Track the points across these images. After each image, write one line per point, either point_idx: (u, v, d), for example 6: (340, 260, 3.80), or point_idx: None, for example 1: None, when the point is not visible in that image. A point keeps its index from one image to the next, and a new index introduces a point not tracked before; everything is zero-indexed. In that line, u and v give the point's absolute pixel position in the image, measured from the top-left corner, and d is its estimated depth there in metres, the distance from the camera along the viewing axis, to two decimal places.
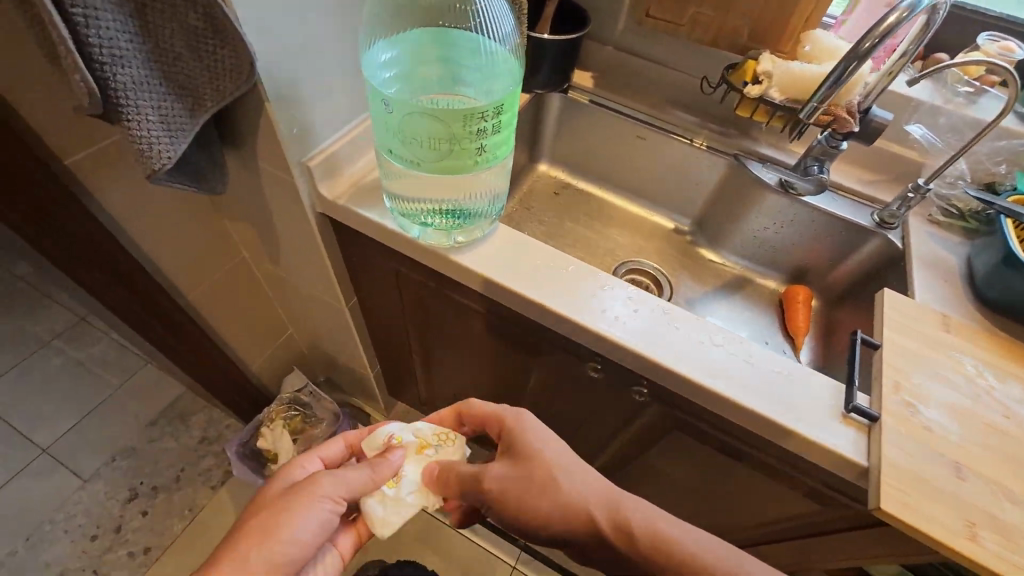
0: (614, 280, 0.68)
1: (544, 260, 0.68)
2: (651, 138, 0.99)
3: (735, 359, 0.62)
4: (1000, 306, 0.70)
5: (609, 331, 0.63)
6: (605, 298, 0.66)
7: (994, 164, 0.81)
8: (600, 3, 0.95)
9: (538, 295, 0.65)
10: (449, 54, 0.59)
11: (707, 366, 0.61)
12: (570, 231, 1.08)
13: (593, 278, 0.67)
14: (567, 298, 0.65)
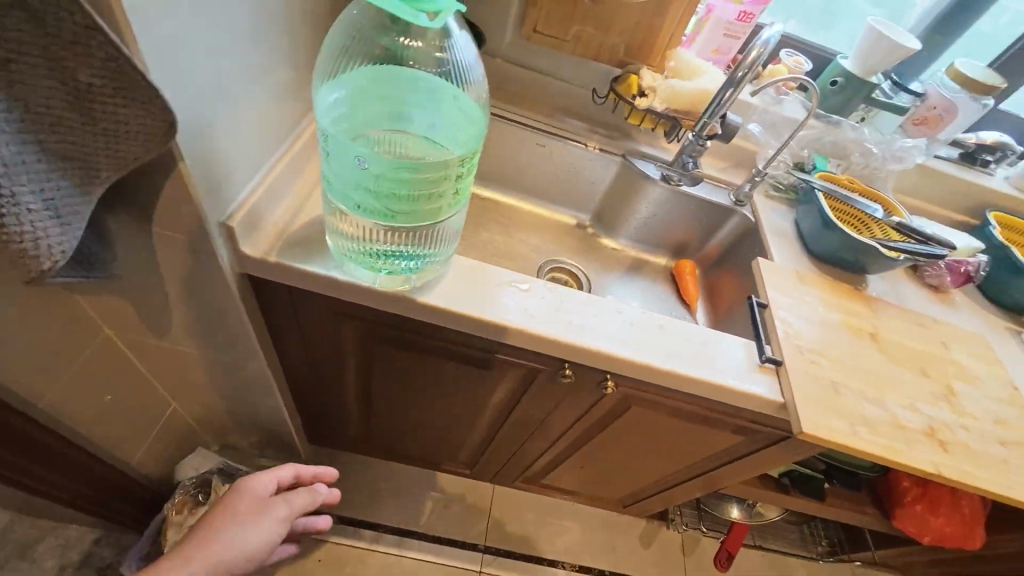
0: (563, 290, 0.73)
1: (502, 283, 0.69)
2: (548, 145, 1.07)
3: (675, 338, 0.72)
4: (825, 256, 0.96)
5: (574, 337, 0.67)
6: (562, 309, 0.70)
7: (803, 148, 1.06)
8: (485, 18, 0.97)
9: (502, 319, 0.66)
10: (394, 91, 0.56)
11: (656, 350, 0.70)
12: (486, 242, 1.10)
13: (548, 291, 0.71)
14: (528, 316, 0.68)
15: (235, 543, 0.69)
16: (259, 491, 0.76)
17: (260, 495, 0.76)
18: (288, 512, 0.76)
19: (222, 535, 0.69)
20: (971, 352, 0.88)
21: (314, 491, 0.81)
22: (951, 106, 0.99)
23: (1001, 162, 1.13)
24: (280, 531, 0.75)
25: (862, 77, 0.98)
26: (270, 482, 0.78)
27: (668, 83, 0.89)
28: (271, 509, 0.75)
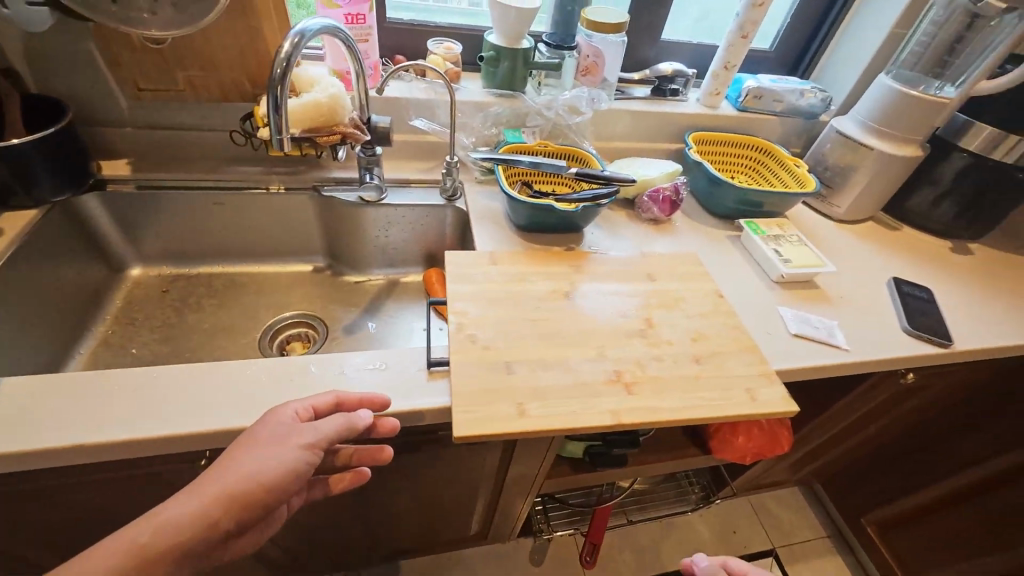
0: (165, 371, 0.63)
1: (71, 392, 0.59)
2: (228, 201, 0.97)
3: (308, 384, 0.64)
4: (529, 226, 0.93)
5: (154, 430, 0.57)
6: (151, 398, 0.60)
7: (489, 128, 1.05)
8: (82, 91, 0.85)
9: (49, 441, 0.54)
10: None
11: (273, 407, 0.61)
12: (194, 324, 0.95)
13: (140, 381, 0.61)
14: (93, 426, 0.57)
15: (248, 460, 0.51)
16: (287, 419, 0.56)
17: (271, 447, 0.52)
18: (315, 440, 0.55)
19: (169, 504, 0.48)
20: (678, 275, 0.87)
21: (348, 417, 0.57)
22: (598, 51, 1.00)
23: (687, 86, 1.19)
24: (309, 460, 0.54)
25: (508, 46, 0.98)
26: (295, 410, 0.57)
27: (280, 104, 0.79)
28: (295, 435, 0.54)
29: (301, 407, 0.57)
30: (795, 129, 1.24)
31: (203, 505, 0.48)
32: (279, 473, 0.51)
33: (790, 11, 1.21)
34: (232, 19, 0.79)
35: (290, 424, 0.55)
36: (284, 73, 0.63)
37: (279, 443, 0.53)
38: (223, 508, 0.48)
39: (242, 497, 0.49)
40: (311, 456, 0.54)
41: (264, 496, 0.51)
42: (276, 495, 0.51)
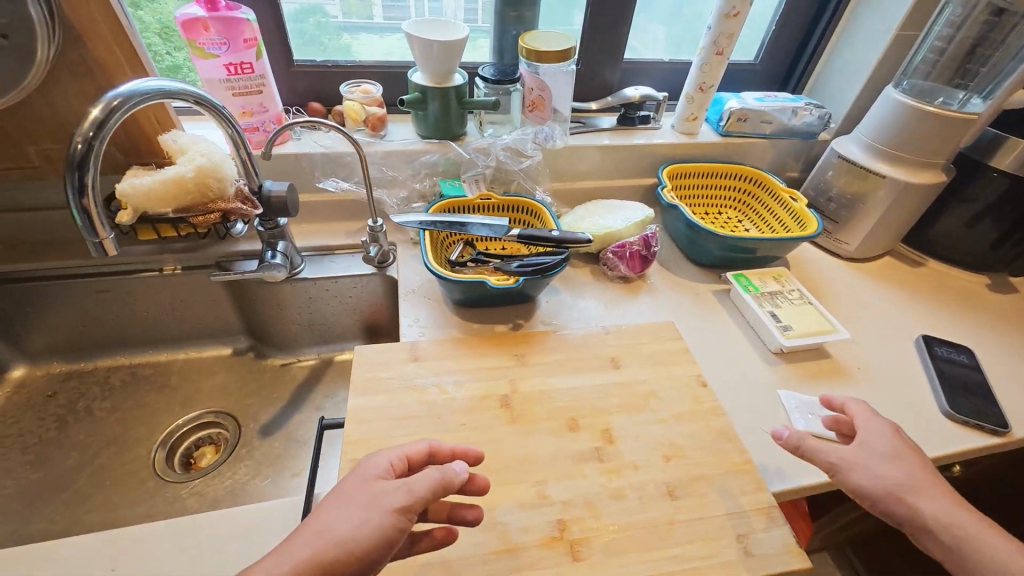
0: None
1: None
2: (114, 286, 0.82)
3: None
4: (468, 302, 0.76)
5: None
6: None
7: (422, 182, 0.89)
8: None
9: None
10: None
11: None
12: (79, 438, 0.80)
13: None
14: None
15: (338, 521, 0.40)
16: (374, 474, 0.44)
17: (359, 504, 0.41)
18: (410, 501, 0.42)
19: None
20: (651, 359, 0.69)
21: (443, 471, 0.44)
22: (542, 84, 0.84)
23: (659, 111, 1.02)
24: (403, 527, 0.41)
25: (436, 86, 0.83)
26: (387, 461, 0.46)
27: (131, 183, 0.63)
28: (385, 492, 0.42)
29: (389, 459, 0.46)
30: (791, 151, 1.06)
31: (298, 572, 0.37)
32: (370, 536, 0.39)
33: (775, 18, 1.04)
34: (79, 82, 0.65)
35: (376, 478, 0.44)
36: (89, 147, 0.48)
37: (370, 505, 0.41)
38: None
39: (330, 564, 0.38)
40: (405, 522, 0.41)
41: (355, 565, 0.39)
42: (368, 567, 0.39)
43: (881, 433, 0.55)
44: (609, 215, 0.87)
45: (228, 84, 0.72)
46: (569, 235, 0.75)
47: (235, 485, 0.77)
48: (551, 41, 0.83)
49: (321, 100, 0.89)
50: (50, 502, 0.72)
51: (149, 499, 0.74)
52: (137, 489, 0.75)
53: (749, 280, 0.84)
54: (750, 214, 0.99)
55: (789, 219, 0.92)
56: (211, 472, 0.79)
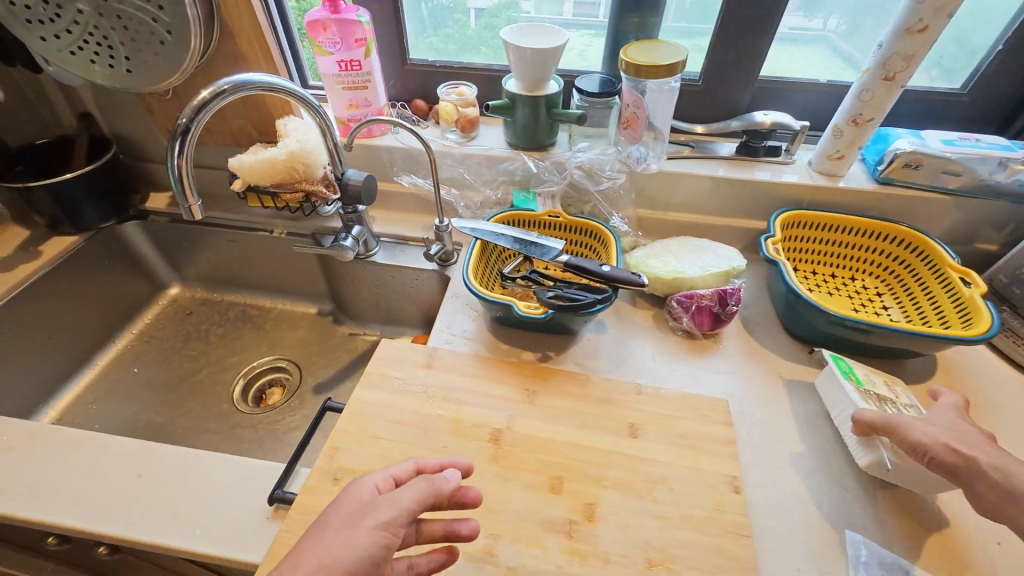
0: (50, 431, 0.62)
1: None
2: (239, 239, 0.99)
3: (148, 485, 0.56)
4: (503, 320, 0.74)
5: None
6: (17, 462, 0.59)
7: (497, 189, 0.88)
8: (137, 133, 0.94)
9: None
10: None
11: (99, 508, 0.54)
12: (193, 353, 0.99)
13: (23, 437, 0.61)
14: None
15: (323, 548, 0.37)
16: (360, 497, 0.41)
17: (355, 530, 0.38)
18: (395, 517, 0.39)
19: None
20: (680, 438, 0.58)
21: (430, 482, 0.42)
22: (638, 99, 0.76)
23: (795, 143, 0.84)
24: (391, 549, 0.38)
25: (526, 94, 0.80)
26: (374, 482, 0.43)
27: (240, 159, 0.74)
28: (372, 511, 0.39)
29: (380, 477, 0.44)
30: (985, 217, 0.79)
31: None
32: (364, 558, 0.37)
33: (1003, 36, 0.77)
34: (230, 70, 0.78)
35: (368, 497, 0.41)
36: (189, 124, 0.57)
37: (352, 528, 0.38)
38: None
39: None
40: (391, 541, 0.38)
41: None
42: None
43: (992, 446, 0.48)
44: (688, 259, 0.75)
45: (338, 78, 0.80)
46: (619, 273, 0.66)
47: (281, 429, 0.87)
48: (659, 54, 0.73)
49: (427, 98, 0.94)
50: (159, 399, 0.91)
51: (220, 419, 0.89)
52: (215, 408, 0.90)
53: (851, 367, 0.64)
54: (896, 289, 0.76)
55: (952, 308, 0.68)
56: (269, 411, 0.91)
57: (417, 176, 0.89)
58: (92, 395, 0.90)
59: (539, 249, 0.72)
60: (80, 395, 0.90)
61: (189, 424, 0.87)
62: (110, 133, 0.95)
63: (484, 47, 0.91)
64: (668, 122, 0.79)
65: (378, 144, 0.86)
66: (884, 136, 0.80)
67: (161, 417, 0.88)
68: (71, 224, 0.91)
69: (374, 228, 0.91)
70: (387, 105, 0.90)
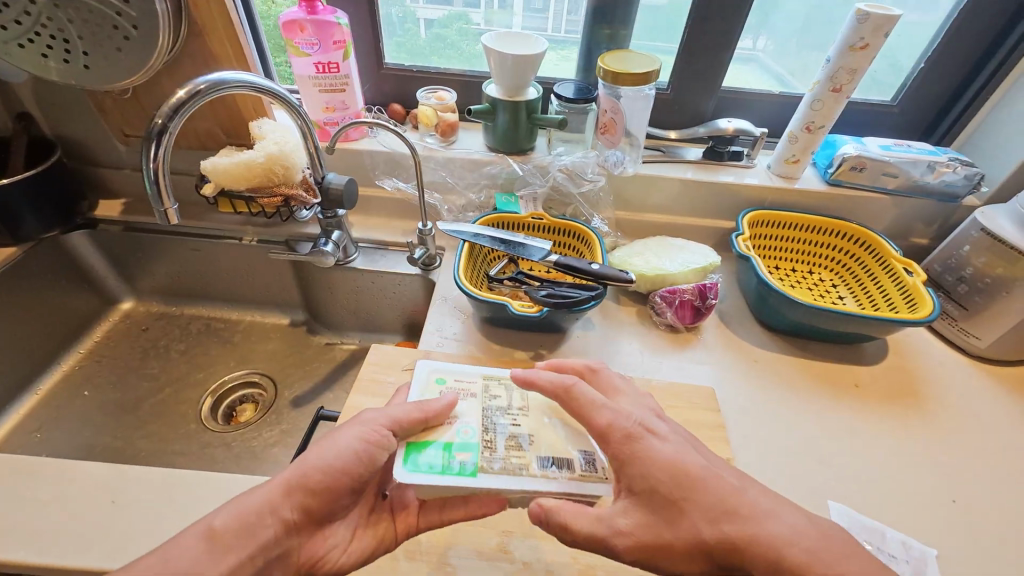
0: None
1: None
2: (203, 247, 0.94)
3: (126, 512, 0.52)
4: (494, 321, 0.74)
5: None
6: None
7: (479, 193, 0.89)
8: (85, 135, 0.87)
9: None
10: None
11: (68, 541, 0.49)
12: (152, 371, 0.92)
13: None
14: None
15: (313, 455, 0.43)
16: (369, 422, 0.44)
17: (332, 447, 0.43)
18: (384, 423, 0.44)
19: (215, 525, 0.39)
20: None
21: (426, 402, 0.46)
22: (616, 106, 0.79)
23: (755, 148, 0.91)
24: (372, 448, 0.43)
25: (507, 99, 0.82)
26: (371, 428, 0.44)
27: (212, 161, 0.71)
28: (364, 422, 0.44)
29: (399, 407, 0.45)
30: (919, 214, 0.88)
31: (273, 488, 0.41)
32: (348, 462, 0.43)
33: (925, 54, 0.87)
34: (198, 69, 0.75)
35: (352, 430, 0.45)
36: (166, 124, 0.54)
37: (340, 435, 0.44)
38: (285, 495, 0.41)
39: (310, 483, 0.42)
40: (370, 446, 0.43)
41: (336, 487, 0.42)
42: (346, 487, 0.43)
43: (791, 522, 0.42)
44: (667, 256, 0.79)
45: (316, 80, 0.78)
46: (607, 271, 0.69)
47: (257, 446, 0.83)
48: (633, 63, 0.77)
49: (404, 102, 0.94)
50: (115, 422, 0.83)
51: (188, 439, 0.83)
52: (181, 428, 0.84)
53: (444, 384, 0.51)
54: (849, 280, 0.84)
55: (899, 295, 0.76)
56: (243, 428, 0.86)
57: (400, 180, 0.88)
58: (35, 422, 0.81)
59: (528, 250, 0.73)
60: (21, 423, 0.81)
61: (152, 448, 0.81)
62: (53, 134, 0.87)
63: (461, 52, 0.92)
64: (643, 128, 0.83)
65: (359, 147, 0.85)
66: (832, 142, 0.88)
67: (119, 442, 0.81)
68: (8, 235, 0.83)
69: (353, 234, 0.89)
70: (363, 108, 0.89)
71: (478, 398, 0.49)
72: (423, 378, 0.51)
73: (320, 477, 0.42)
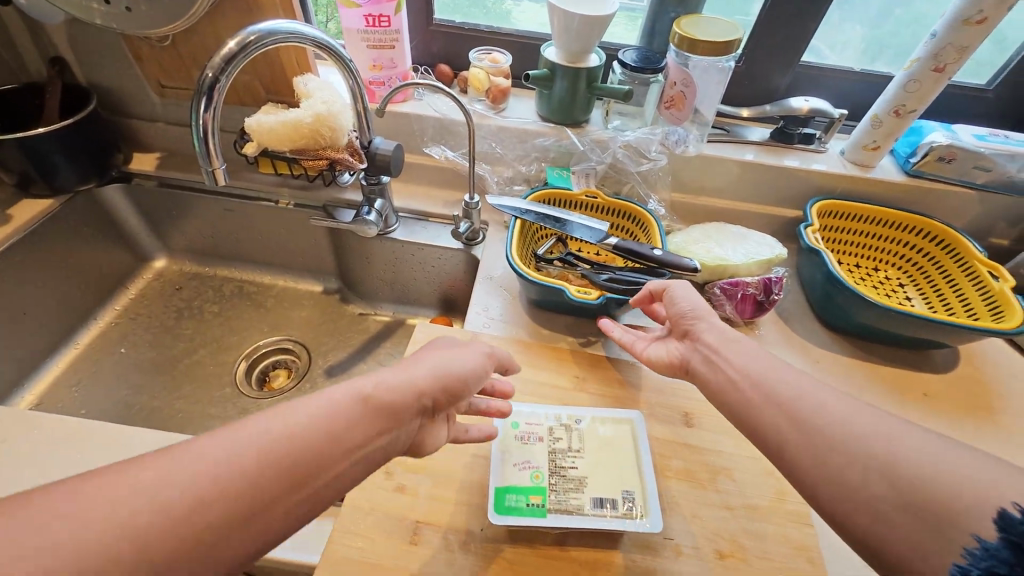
0: (47, 421, 0.55)
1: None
2: (239, 208, 0.91)
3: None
4: (542, 303, 0.70)
5: None
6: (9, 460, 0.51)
7: (528, 165, 0.83)
8: (120, 84, 0.83)
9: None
10: None
11: None
12: (187, 332, 0.91)
13: (15, 429, 0.54)
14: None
15: (443, 356, 0.44)
16: (481, 348, 0.48)
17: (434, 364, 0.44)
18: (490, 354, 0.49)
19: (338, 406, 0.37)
20: (734, 427, 0.58)
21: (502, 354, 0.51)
22: (688, 78, 0.72)
23: (829, 132, 0.84)
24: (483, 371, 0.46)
25: (568, 65, 0.76)
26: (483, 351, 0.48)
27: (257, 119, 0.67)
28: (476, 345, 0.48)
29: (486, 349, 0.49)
30: (1005, 213, 0.81)
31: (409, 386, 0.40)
32: (467, 371, 0.45)
33: None
34: (240, 17, 0.70)
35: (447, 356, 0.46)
36: (216, 76, 0.50)
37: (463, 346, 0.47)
38: (419, 388, 0.40)
39: (441, 378, 0.42)
40: (487, 365, 0.47)
41: (457, 390, 0.44)
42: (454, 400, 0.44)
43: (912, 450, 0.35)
44: (726, 244, 0.74)
45: (364, 35, 0.73)
46: (672, 257, 0.65)
47: None
48: (714, 30, 0.70)
49: (451, 62, 0.88)
50: (151, 381, 0.83)
51: (223, 403, 0.82)
52: (217, 392, 0.84)
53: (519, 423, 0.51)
54: (921, 281, 0.78)
55: (980, 300, 0.70)
56: (278, 395, 0.85)
57: (447, 148, 0.83)
58: (74, 377, 0.81)
59: (585, 229, 0.69)
60: (60, 377, 0.81)
61: (190, 411, 0.80)
62: (88, 82, 0.84)
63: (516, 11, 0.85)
64: (716, 104, 0.76)
65: (406, 111, 0.80)
66: (918, 129, 0.80)
67: (155, 401, 0.81)
68: (45, 185, 0.80)
69: (394, 202, 0.86)
70: (411, 68, 0.83)
71: (544, 441, 0.49)
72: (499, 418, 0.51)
73: (449, 378, 0.43)
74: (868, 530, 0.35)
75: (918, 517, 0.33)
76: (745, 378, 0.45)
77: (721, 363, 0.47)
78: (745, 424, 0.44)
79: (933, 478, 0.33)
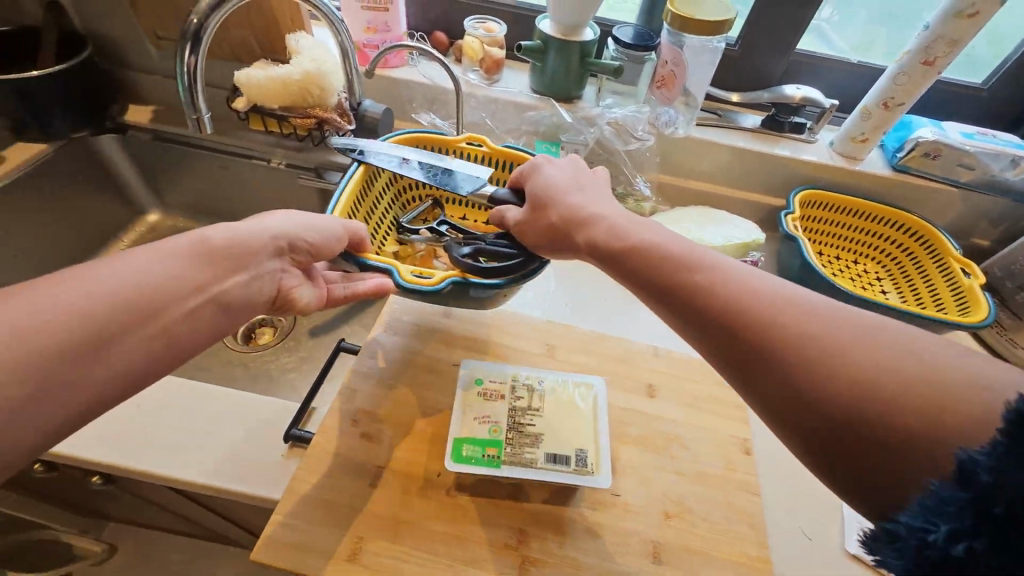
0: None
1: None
2: (232, 166, 0.92)
3: (150, 418, 0.52)
4: None
5: None
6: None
7: (516, 138, 0.84)
8: (118, 34, 0.84)
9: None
10: None
11: (93, 436, 0.51)
12: None
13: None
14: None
15: (250, 223, 0.45)
16: (317, 225, 0.50)
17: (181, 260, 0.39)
18: (332, 234, 0.51)
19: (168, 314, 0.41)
20: (694, 400, 0.60)
21: (348, 227, 0.53)
22: (678, 57, 0.73)
23: (819, 122, 0.84)
24: (278, 244, 0.46)
25: (560, 38, 0.76)
26: (335, 229, 0.51)
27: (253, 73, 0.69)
28: (282, 217, 0.47)
29: (280, 222, 0.47)
30: (985, 212, 0.82)
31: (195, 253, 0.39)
32: (264, 241, 0.44)
33: None
34: None
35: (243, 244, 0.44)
36: (201, 24, 0.50)
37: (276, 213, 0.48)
38: (211, 265, 0.40)
39: (219, 257, 0.40)
40: (303, 238, 0.48)
41: (247, 251, 0.43)
42: (256, 267, 0.43)
43: (834, 327, 0.33)
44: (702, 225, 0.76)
45: None
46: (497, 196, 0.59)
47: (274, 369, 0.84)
48: (708, 10, 0.69)
49: (447, 30, 0.87)
50: None
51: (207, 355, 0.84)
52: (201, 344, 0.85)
53: (480, 381, 0.52)
54: (896, 273, 0.79)
55: (950, 295, 0.72)
56: (261, 350, 0.87)
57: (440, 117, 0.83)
58: None
59: (456, 179, 0.62)
60: None
61: None
62: (85, 30, 0.84)
63: None
64: (707, 84, 0.76)
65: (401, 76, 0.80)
66: (907, 123, 0.80)
67: None
68: (36, 126, 0.80)
69: None
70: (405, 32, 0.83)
71: (504, 399, 0.51)
72: (462, 378, 0.52)
73: (230, 244, 0.41)
74: (854, 402, 0.30)
75: (856, 443, 0.30)
76: (730, 300, 0.36)
77: (678, 288, 0.39)
78: (734, 335, 0.35)
79: (842, 365, 0.31)
